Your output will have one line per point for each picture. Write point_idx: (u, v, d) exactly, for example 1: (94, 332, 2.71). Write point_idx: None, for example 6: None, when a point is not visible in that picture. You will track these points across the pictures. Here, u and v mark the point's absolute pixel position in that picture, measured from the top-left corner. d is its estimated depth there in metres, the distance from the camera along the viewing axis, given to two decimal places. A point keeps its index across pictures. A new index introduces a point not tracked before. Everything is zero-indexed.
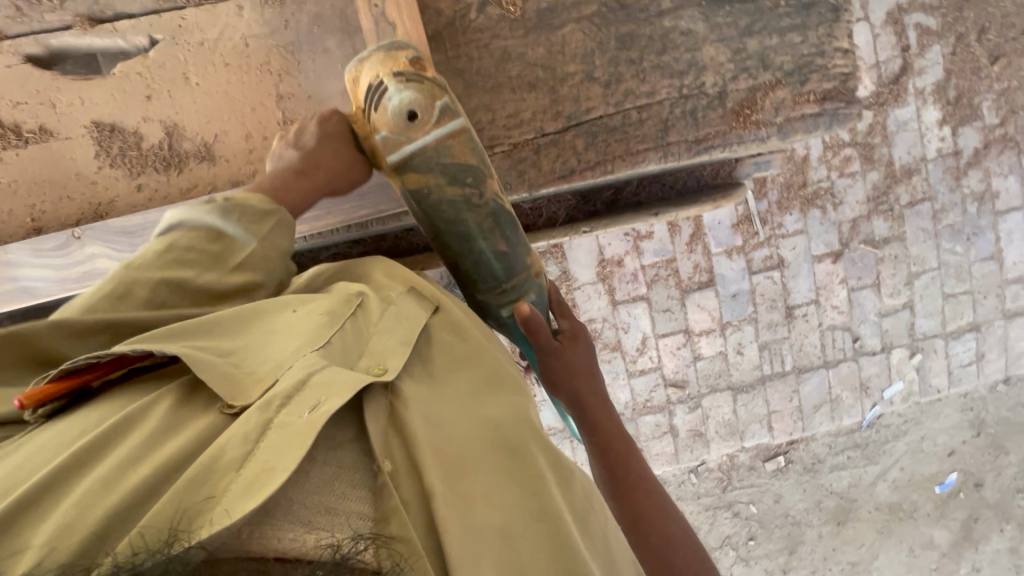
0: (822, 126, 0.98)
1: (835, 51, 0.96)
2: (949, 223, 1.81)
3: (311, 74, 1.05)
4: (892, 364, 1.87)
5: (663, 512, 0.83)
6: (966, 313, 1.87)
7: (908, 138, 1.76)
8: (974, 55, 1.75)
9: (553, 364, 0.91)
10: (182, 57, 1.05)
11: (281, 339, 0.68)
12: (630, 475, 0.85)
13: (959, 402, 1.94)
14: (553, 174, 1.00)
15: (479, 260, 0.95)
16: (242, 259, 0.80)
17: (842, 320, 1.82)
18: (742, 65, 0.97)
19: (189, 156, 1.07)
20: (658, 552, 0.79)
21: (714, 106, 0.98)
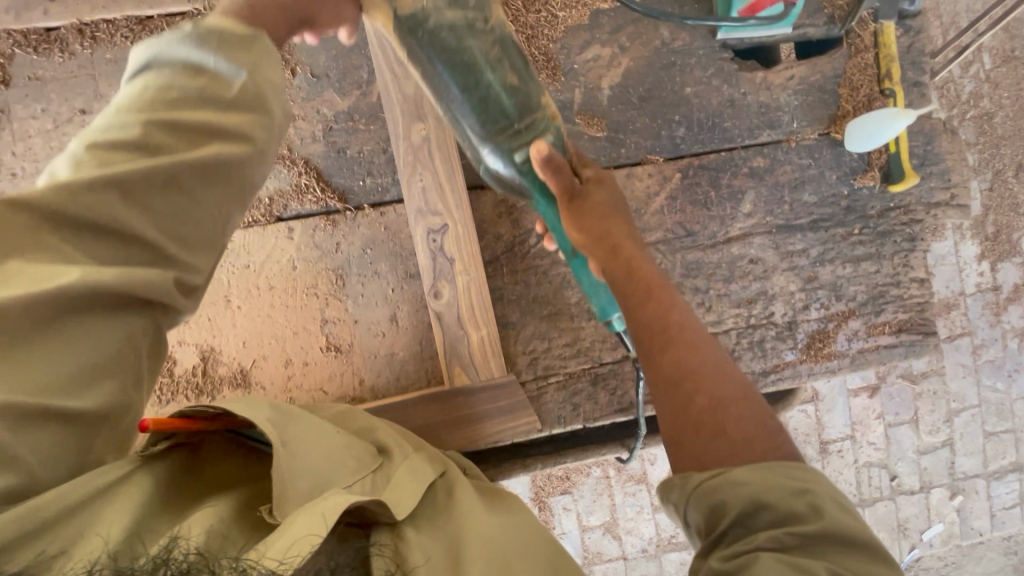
0: (902, 356, 1.00)
1: (911, 281, 1.01)
2: (989, 359, 1.75)
3: (359, 298, 1.08)
4: (931, 505, 1.76)
5: (710, 364, 0.66)
6: (1008, 453, 1.78)
7: (946, 272, 1.72)
8: (1012, 191, 1.72)
9: (579, 205, 0.82)
10: (225, 280, 1.07)
11: (326, 457, 0.69)
12: (671, 320, 0.70)
13: (1003, 545, 1.82)
14: (607, 408, 1.07)
15: (486, 94, 0.88)
16: (235, 95, 0.60)
17: (878, 457, 1.73)
18: (814, 294, 1.01)
19: (224, 382, 1.04)
20: (730, 440, 0.61)
21: (783, 336, 1.01)
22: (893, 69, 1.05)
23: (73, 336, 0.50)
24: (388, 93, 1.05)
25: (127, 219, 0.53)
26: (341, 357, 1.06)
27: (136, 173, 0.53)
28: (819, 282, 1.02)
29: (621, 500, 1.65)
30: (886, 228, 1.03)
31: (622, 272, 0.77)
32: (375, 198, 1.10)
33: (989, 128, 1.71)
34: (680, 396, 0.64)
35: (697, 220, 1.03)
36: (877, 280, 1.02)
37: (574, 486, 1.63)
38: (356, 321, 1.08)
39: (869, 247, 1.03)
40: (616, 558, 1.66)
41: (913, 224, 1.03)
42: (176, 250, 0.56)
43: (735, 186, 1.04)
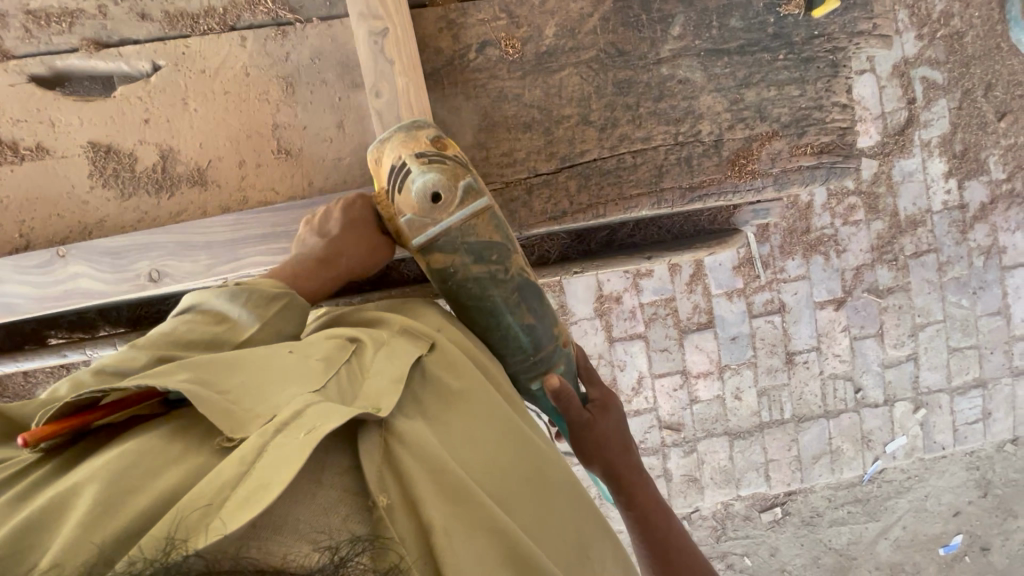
0: (819, 180, 0.87)
1: (834, 106, 0.85)
2: (955, 276, 1.79)
3: (308, 106, 0.93)
4: (895, 418, 1.82)
5: (695, 568, 0.78)
6: (972, 369, 1.83)
7: (913, 189, 1.75)
8: (980, 110, 1.76)
9: (585, 437, 0.85)
10: (185, 84, 0.92)
11: (282, 377, 0.63)
12: (670, 538, 0.80)
13: (965, 460, 1.88)
14: (544, 215, 0.87)
15: (504, 337, 0.85)
16: (244, 340, 0.71)
17: (844, 369, 1.78)
18: (740, 115, 0.85)
19: (182, 180, 0.93)
20: None
21: (710, 153, 0.86)
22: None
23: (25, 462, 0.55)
24: None
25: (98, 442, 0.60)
26: (291, 162, 0.93)
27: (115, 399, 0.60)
28: (745, 104, 0.85)
29: None
30: (809, 56, 0.85)
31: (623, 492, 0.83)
32: (324, 13, 0.93)
33: (959, 47, 1.73)
34: None
35: (627, 41, 0.85)
36: (801, 103, 0.86)
37: None
38: (305, 127, 0.93)
39: (795, 72, 0.85)
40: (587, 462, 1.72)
41: (839, 54, 0.85)
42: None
43: (665, 11, 0.85)
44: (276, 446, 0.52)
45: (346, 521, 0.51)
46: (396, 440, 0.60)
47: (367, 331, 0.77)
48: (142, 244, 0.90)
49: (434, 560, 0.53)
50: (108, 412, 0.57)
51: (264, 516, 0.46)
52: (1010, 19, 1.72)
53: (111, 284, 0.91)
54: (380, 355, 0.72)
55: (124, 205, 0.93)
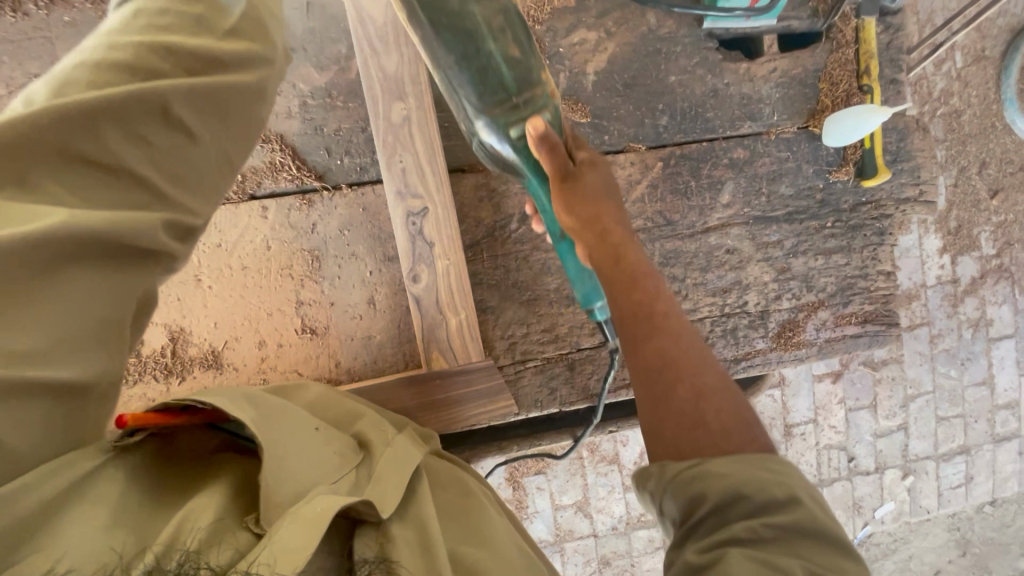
0: (863, 344, 1.06)
1: (880, 274, 1.06)
2: (945, 348, 1.83)
3: (334, 280, 1.06)
4: (884, 485, 1.86)
5: (689, 349, 0.70)
6: (957, 436, 1.88)
7: (909, 264, 1.78)
8: (975, 187, 1.79)
9: (569, 185, 0.82)
10: (196, 259, 1.03)
11: (314, 459, 0.66)
12: (664, 320, 0.72)
13: (947, 521, 1.95)
14: (583, 391, 1.12)
15: (485, 68, 0.86)
16: (233, 25, 0.60)
17: (839, 440, 1.81)
18: (786, 286, 1.05)
19: (195, 362, 1.02)
20: (695, 424, 0.64)
21: (755, 325, 1.05)
22: (873, 66, 1.04)
23: (69, 288, 0.45)
24: (366, 69, 1.00)
25: (122, 157, 0.49)
26: (316, 339, 1.05)
27: (136, 99, 0.50)
28: (791, 273, 1.05)
29: (594, 480, 1.69)
30: (857, 222, 1.07)
31: (610, 259, 0.79)
32: (354, 178, 1.08)
33: (958, 125, 1.76)
34: (662, 383, 0.67)
35: (677, 210, 1.04)
36: (847, 272, 1.06)
37: (548, 467, 1.66)
38: (332, 303, 1.06)
39: (841, 239, 1.06)
40: (587, 536, 1.70)
41: (882, 219, 1.07)
42: (170, 189, 0.52)
43: (715, 177, 1.04)
44: (296, 515, 0.54)
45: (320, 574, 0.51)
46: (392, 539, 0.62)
47: (375, 435, 0.81)
48: None
49: None
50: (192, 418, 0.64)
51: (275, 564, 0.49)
52: (1005, 99, 1.75)
53: None
54: (384, 457, 0.75)
55: (127, 390, 1.00)
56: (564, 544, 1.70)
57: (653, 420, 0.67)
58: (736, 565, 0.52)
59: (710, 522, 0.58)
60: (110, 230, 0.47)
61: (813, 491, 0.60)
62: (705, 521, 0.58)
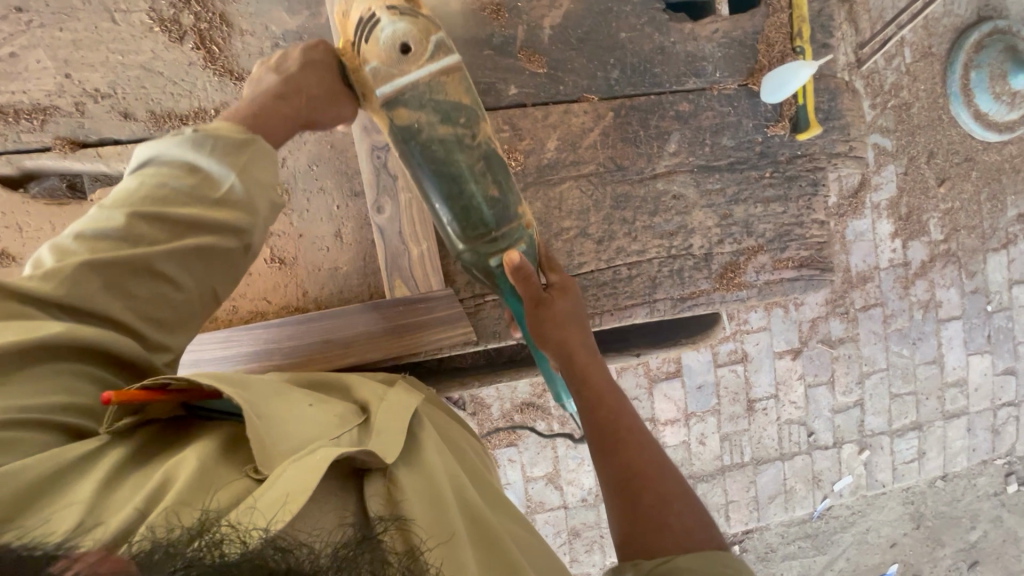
0: (799, 288, 1.13)
1: (813, 222, 1.12)
2: (898, 327, 1.93)
3: (304, 213, 1.06)
4: (842, 459, 1.94)
5: (651, 459, 0.80)
6: (910, 413, 1.98)
7: (863, 247, 1.88)
8: (923, 176, 1.90)
9: (542, 314, 0.90)
10: None
11: (308, 419, 0.67)
12: (633, 438, 0.81)
13: (902, 495, 2.04)
14: None
15: (467, 205, 0.91)
16: (223, 195, 0.72)
17: (799, 415, 1.89)
18: (728, 230, 1.10)
19: None
20: (657, 530, 0.73)
21: (699, 267, 1.10)
22: (804, 29, 1.11)
23: (56, 379, 0.58)
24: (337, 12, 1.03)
25: (108, 308, 0.64)
26: (285, 269, 1.06)
27: (123, 262, 0.65)
28: (733, 219, 1.10)
29: (564, 453, 1.73)
30: (793, 173, 1.13)
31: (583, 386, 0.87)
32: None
33: (907, 117, 1.87)
34: (629, 490, 0.77)
35: (627, 156, 1.08)
36: (784, 220, 1.12)
37: (520, 438, 1.70)
38: (301, 235, 1.06)
39: (779, 189, 1.12)
40: (558, 508, 1.75)
41: (816, 171, 1.14)
42: (150, 330, 0.67)
43: (662, 128, 1.09)
44: (297, 466, 0.56)
45: (336, 525, 0.53)
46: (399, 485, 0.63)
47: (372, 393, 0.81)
48: None
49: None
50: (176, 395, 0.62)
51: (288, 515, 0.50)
52: (950, 93, 1.87)
53: None
54: (381, 413, 0.75)
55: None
56: (535, 515, 1.74)
57: (625, 532, 0.75)
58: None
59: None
60: (94, 342, 0.61)
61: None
62: None
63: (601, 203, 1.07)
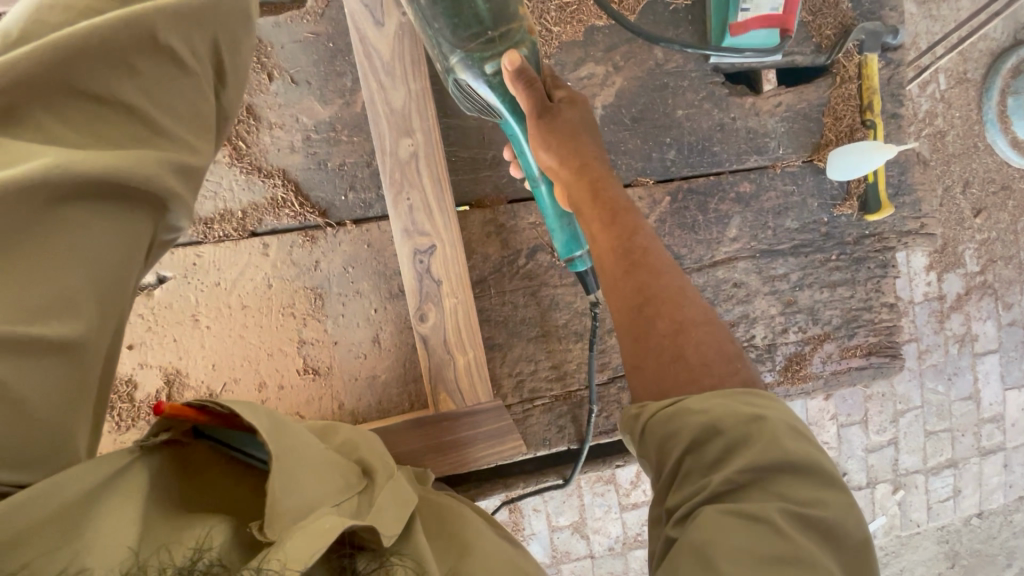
0: (869, 376, 1.21)
1: (882, 306, 1.21)
2: (932, 363, 1.86)
3: (338, 319, 1.10)
4: (876, 499, 1.88)
5: (670, 285, 0.79)
6: (945, 450, 1.91)
7: (898, 281, 1.81)
8: (958, 206, 1.83)
9: (546, 120, 0.93)
10: (194, 298, 1.07)
11: (322, 470, 0.68)
12: (645, 257, 0.82)
13: (937, 534, 1.97)
14: (588, 428, 1.19)
15: (464, 1, 0.94)
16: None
17: (831, 456, 1.82)
18: (792, 318, 1.18)
19: (192, 403, 1.06)
20: (675, 349, 0.73)
21: (763, 357, 1.17)
22: (874, 101, 1.18)
23: (72, 232, 0.50)
24: (371, 105, 1.04)
25: (123, 95, 0.56)
26: (319, 379, 1.09)
27: (126, 39, 0.56)
28: (798, 306, 1.18)
29: (590, 500, 1.67)
30: (861, 254, 1.21)
31: (590, 196, 0.89)
32: (358, 214, 1.13)
33: (942, 145, 1.80)
34: (641, 311, 0.77)
35: (685, 244, 1.16)
36: (851, 305, 1.20)
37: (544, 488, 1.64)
38: (335, 343, 1.10)
39: (845, 272, 1.20)
40: (584, 557, 1.69)
41: (885, 252, 1.22)
42: (177, 131, 0.60)
43: (722, 211, 1.17)
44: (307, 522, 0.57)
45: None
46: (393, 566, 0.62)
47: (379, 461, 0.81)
48: None
49: None
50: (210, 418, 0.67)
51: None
52: (986, 120, 1.80)
53: None
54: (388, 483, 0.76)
55: (119, 437, 1.03)
56: (561, 565, 1.68)
57: (635, 359, 0.76)
58: (716, 517, 0.58)
59: (690, 459, 0.64)
60: (128, 175, 0.53)
61: (797, 424, 0.65)
62: (697, 466, 0.63)
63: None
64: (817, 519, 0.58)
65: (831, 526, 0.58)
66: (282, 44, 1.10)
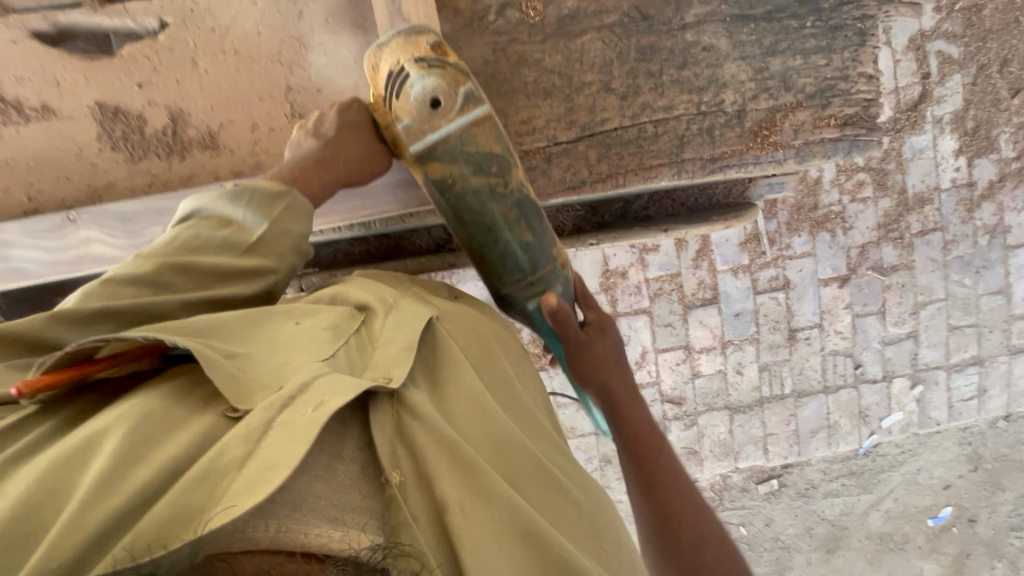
0: (841, 152, 0.96)
1: (860, 76, 0.94)
2: (959, 255, 1.79)
3: (321, 68, 1.01)
4: (892, 394, 1.85)
5: (689, 500, 0.79)
6: (970, 346, 1.85)
7: (922, 166, 1.74)
8: (995, 86, 1.73)
9: (582, 356, 0.88)
10: (193, 42, 1.01)
11: (290, 347, 0.59)
12: (689, 515, 0.77)
13: (958, 435, 1.92)
14: (562, 185, 0.97)
15: (503, 253, 0.88)
16: (256, 242, 0.73)
17: (845, 346, 1.80)
18: (764, 85, 0.94)
19: (193, 142, 1.03)
20: (682, 547, 0.75)
21: (732, 125, 0.95)
22: None
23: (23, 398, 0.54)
24: None
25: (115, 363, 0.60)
26: None
27: (138, 308, 0.62)
28: (770, 72, 0.93)
29: None
30: (837, 22, 0.94)
31: (628, 432, 0.85)
32: None
33: (977, 20, 1.70)
34: (670, 526, 0.77)
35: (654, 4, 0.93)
36: (825, 74, 0.94)
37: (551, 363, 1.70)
38: (319, 90, 1.02)
39: (821, 41, 0.94)
40: (589, 434, 1.75)
41: (864, 19, 0.94)
42: None
43: None
44: (286, 412, 0.49)
45: (357, 512, 0.47)
46: (407, 411, 0.57)
47: (377, 296, 0.73)
48: (153, 212, 1.00)
49: (456, 557, 0.49)
50: (108, 364, 0.56)
51: (282, 492, 0.44)
52: None
53: (122, 249, 1.01)
54: (391, 315, 0.69)
55: (135, 168, 1.05)
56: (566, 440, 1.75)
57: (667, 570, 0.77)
58: None
59: None
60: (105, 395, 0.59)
61: None
62: None
63: (625, 54, 0.94)
64: None
65: None
66: None
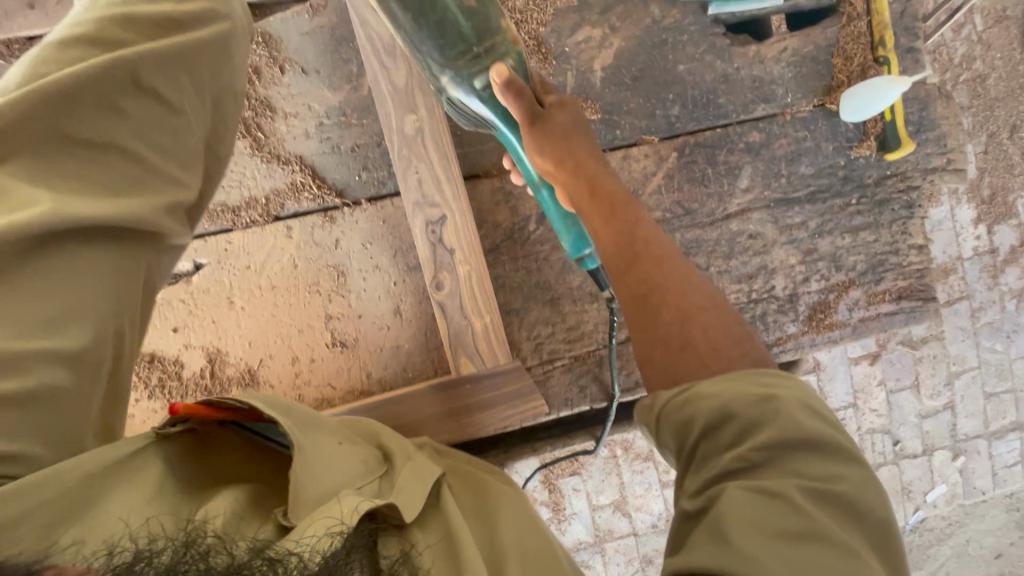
0: (900, 320, 1.25)
1: (911, 249, 1.27)
2: (988, 321, 1.76)
3: (360, 294, 1.24)
4: (934, 467, 1.79)
5: (673, 271, 0.83)
6: (1008, 412, 1.81)
7: (943, 237, 1.72)
8: (1006, 152, 1.72)
9: (545, 126, 1.03)
10: (230, 283, 1.24)
11: (338, 455, 0.75)
12: (663, 278, 0.82)
13: (1005, 502, 1.87)
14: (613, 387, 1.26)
15: (444, 20, 1.03)
16: (187, 9, 0.77)
17: (882, 424, 1.75)
18: (814, 266, 1.26)
19: (233, 380, 1.22)
20: (654, 310, 0.79)
21: (784, 309, 1.26)
22: (885, 39, 1.26)
23: (59, 280, 0.60)
24: (379, 86, 1.17)
25: (109, 129, 0.68)
26: (347, 351, 1.24)
27: (106, 76, 0.67)
28: (818, 253, 1.27)
29: (630, 479, 1.67)
30: (884, 197, 1.29)
31: (605, 215, 0.94)
32: (373, 191, 1.27)
33: (983, 90, 1.70)
34: (646, 303, 0.81)
35: (696, 200, 1.27)
36: (875, 249, 1.27)
37: (583, 467, 1.64)
38: (360, 316, 1.24)
39: (868, 216, 1.28)
40: (627, 535, 1.69)
41: (910, 192, 1.29)
42: (159, 159, 0.71)
43: (732, 162, 1.28)
44: (324, 508, 0.63)
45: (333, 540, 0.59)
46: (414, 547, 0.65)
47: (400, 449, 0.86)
48: None
49: None
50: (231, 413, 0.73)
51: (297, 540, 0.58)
52: None
53: None
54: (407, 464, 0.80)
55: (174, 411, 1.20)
56: (604, 544, 1.68)
57: (645, 349, 0.78)
58: (732, 493, 0.58)
59: (705, 450, 0.63)
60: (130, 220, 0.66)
61: (811, 398, 0.64)
62: (700, 446, 0.64)
63: None
64: (835, 493, 0.57)
65: (852, 499, 0.57)
66: (293, 42, 1.26)
